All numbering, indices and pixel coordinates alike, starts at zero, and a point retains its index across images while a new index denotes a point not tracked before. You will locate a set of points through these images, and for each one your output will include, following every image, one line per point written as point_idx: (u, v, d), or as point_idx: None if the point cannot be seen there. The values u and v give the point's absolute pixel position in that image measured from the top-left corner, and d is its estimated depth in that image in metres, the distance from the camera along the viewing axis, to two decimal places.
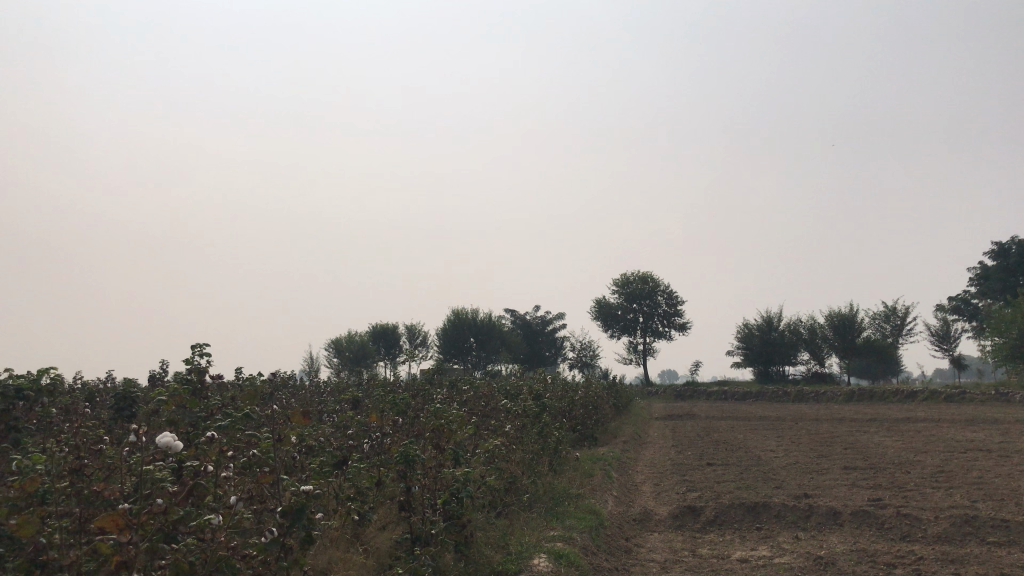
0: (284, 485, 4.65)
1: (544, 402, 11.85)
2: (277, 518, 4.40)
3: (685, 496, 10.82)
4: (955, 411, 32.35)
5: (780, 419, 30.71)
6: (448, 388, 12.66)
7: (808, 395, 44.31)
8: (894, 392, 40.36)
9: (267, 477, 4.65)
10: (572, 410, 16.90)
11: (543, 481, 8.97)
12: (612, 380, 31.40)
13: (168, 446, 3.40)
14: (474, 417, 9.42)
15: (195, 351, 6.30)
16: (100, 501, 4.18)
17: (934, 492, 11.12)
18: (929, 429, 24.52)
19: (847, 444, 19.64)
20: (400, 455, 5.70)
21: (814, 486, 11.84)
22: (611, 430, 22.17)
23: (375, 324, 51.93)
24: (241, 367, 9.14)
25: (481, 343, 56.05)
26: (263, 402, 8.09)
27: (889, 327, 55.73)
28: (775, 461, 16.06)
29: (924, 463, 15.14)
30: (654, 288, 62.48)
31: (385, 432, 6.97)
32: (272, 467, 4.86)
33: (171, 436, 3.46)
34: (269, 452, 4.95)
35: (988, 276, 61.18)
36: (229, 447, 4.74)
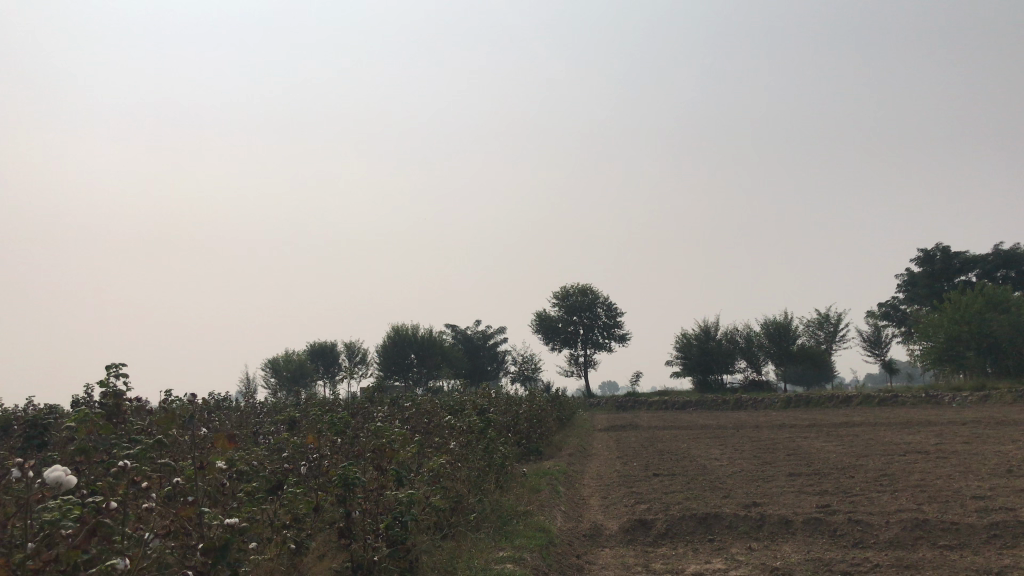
0: (206, 520, 4.20)
1: (488, 418, 11.56)
2: (196, 558, 3.95)
3: (634, 509, 10.62)
4: (888, 415, 33.01)
5: (722, 427, 30.88)
6: (389, 406, 12.27)
7: (747, 402, 44.85)
8: (830, 398, 41.05)
9: (187, 511, 4.21)
10: (516, 425, 16.64)
11: (490, 498, 8.64)
12: (555, 394, 31.25)
13: (59, 483, 2.98)
14: (417, 435, 9.08)
15: (111, 370, 5.80)
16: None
17: (881, 496, 11.12)
18: (867, 433, 24.90)
19: (789, 450, 19.76)
20: (340, 478, 5.33)
21: (762, 494, 11.75)
22: (556, 443, 21.97)
23: (313, 342, 50.98)
24: (166, 391, 8.62)
25: (421, 358, 55.45)
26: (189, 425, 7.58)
27: (823, 334, 56.84)
28: (720, 469, 16.01)
29: (867, 467, 15.22)
30: (594, 300, 62.77)
31: (322, 453, 6.56)
32: (195, 499, 4.41)
33: (62, 472, 3.03)
34: (190, 482, 4.50)
35: (915, 281, 62.95)
36: (143, 479, 4.27)
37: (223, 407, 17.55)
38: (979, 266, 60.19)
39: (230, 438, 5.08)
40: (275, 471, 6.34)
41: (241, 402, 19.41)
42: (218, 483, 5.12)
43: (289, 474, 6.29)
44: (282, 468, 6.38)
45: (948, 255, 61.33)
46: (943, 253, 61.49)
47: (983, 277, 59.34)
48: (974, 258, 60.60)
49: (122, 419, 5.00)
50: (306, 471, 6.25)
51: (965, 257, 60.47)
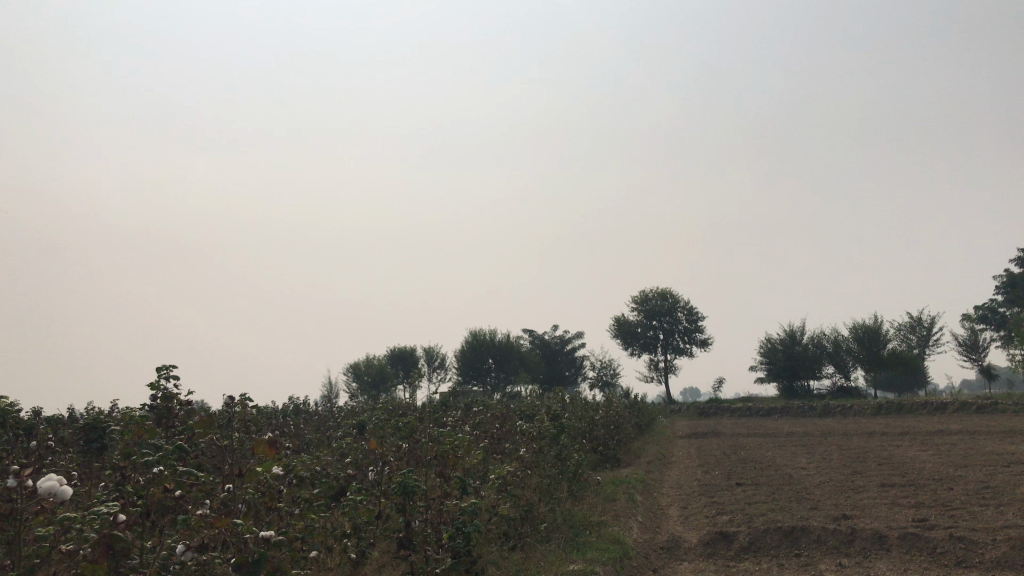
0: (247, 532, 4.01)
1: (562, 424, 11.24)
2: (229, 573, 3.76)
3: (714, 521, 10.14)
4: (988, 423, 31.40)
5: (809, 434, 29.82)
6: (461, 411, 12.06)
7: (834, 409, 43.32)
8: (923, 405, 39.27)
9: (225, 522, 4.03)
10: (593, 431, 16.30)
11: (562, 508, 8.29)
12: (635, 400, 30.73)
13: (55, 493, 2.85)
14: (486, 441, 8.84)
15: (167, 373, 5.72)
16: (28, 558, 3.60)
17: (983, 510, 10.35)
18: (965, 442, 23.66)
19: (881, 459, 18.86)
20: (399, 485, 5.11)
21: (853, 506, 11.11)
22: (634, 450, 21.46)
23: (392, 347, 51.51)
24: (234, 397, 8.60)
25: (500, 363, 55.41)
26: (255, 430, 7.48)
27: (915, 338, 54.56)
28: (807, 478, 15.31)
29: (967, 478, 14.33)
30: (674, 304, 61.76)
31: (386, 457, 6.36)
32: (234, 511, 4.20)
33: (58, 485, 2.87)
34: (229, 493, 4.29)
35: (1015, 283, 59.91)
36: (181, 488, 4.11)
37: (302, 412, 17.68)
38: None
39: (271, 444, 4.88)
40: (336, 477, 6.16)
41: (320, 407, 19.57)
42: (269, 489, 4.94)
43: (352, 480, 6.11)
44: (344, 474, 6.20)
45: None
46: None
47: None
48: None
49: (172, 424, 4.87)
50: (370, 476, 6.05)
51: None
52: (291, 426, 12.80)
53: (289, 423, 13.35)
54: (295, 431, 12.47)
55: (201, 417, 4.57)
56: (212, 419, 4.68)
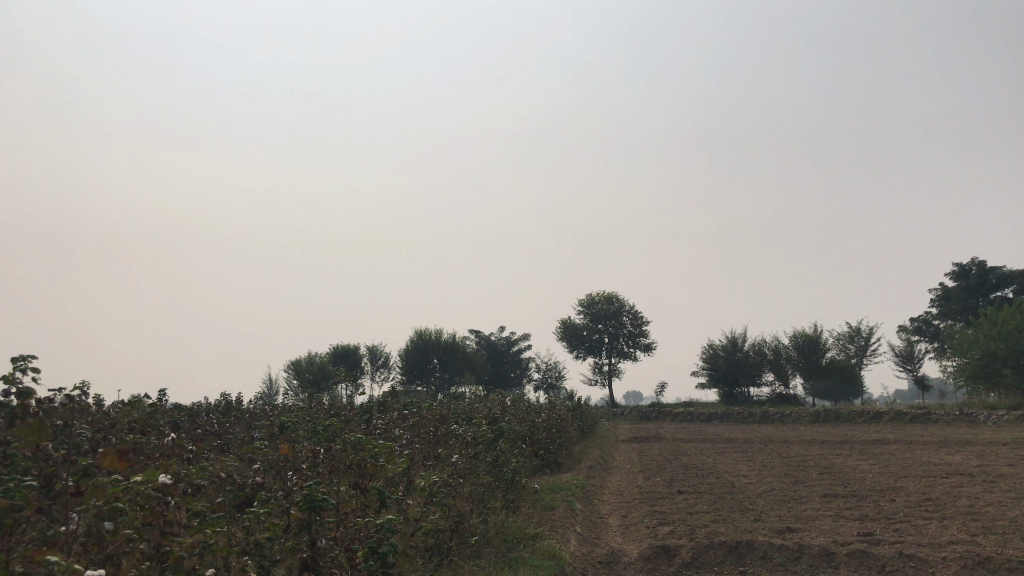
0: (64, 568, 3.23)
1: (500, 428, 10.69)
2: None
3: (656, 532, 9.72)
4: (923, 433, 31.78)
5: (751, 441, 29.80)
6: (394, 412, 11.45)
7: (774, 416, 43.62)
8: (859, 414, 39.71)
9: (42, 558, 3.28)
10: (533, 435, 15.81)
11: (496, 519, 7.71)
12: (578, 403, 30.41)
13: None
14: (416, 447, 8.26)
15: (25, 367, 4.93)
16: None
17: (928, 524, 10.13)
18: (902, 451, 23.80)
19: (822, 468, 18.75)
20: (306, 498, 4.53)
21: (797, 518, 10.81)
22: (577, 455, 21.00)
23: (335, 345, 50.49)
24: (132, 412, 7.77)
25: (444, 364, 54.67)
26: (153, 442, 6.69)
27: (853, 347, 55.23)
28: (749, 487, 15.03)
29: (908, 490, 14.19)
30: (619, 308, 61.79)
31: (298, 465, 5.72)
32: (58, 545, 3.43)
33: None
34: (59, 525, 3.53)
35: (949, 296, 61.21)
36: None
37: (233, 409, 16.89)
38: (1015, 281, 58.49)
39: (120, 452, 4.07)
40: (243, 484, 5.56)
41: (254, 404, 18.79)
42: (137, 506, 4.21)
43: (259, 489, 5.51)
44: (251, 480, 5.60)
45: (984, 270, 59.55)
46: (978, 267, 59.79)
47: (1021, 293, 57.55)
48: (1012, 273, 58.81)
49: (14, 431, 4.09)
50: (282, 484, 5.42)
51: (1002, 272, 58.60)
52: (215, 423, 12.06)
53: (212, 421, 12.57)
54: (217, 431, 11.70)
55: (28, 421, 3.80)
56: (48, 422, 3.90)
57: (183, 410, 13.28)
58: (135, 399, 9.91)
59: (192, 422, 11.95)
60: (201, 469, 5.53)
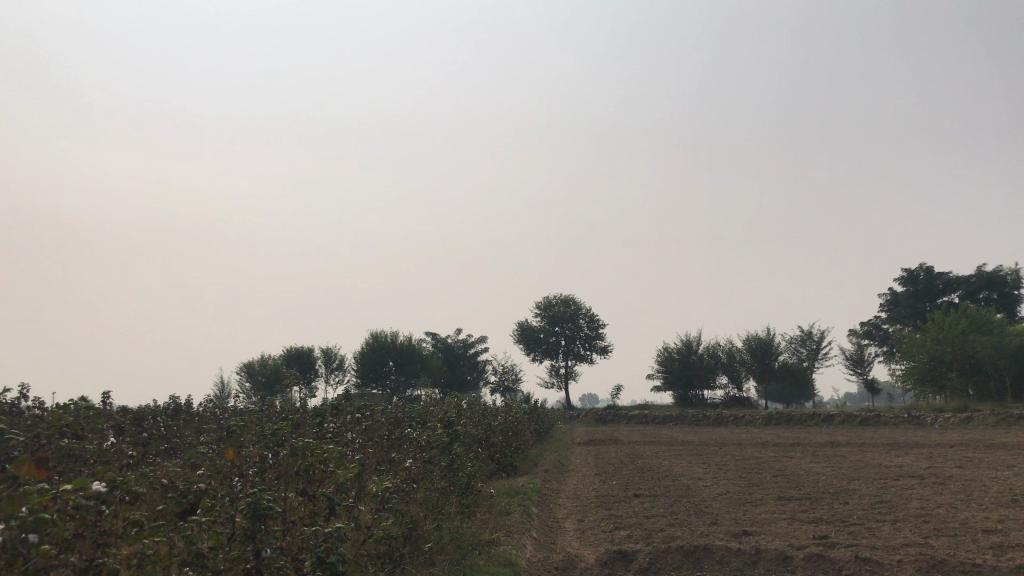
0: None
1: (456, 431, 10.50)
2: None
3: (612, 536, 9.63)
4: (872, 435, 32.27)
5: (706, 444, 29.97)
6: (347, 415, 11.21)
7: (728, 418, 44.03)
8: (811, 417, 40.22)
9: None
10: (489, 438, 15.65)
11: (451, 524, 7.52)
12: (534, 406, 30.32)
13: None
14: (369, 454, 8.05)
15: None
16: None
17: (882, 527, 10.18)
18: (853, 454, 24.08)
19: (776, 471, 18.88)
20: (250, 506, 4.32)
21: (753, 521, 10.80)
22: (533, 458, 20.87)
23: (289, 347, 49.77)
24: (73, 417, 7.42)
25: (400, 366, 54.23)
26: (93, 453, 6.42)
27: (805, 351, 55.98)
28: (704, 490, 15.04)
29: (861, 492, 14.31)
30: (576, 311, 61.93)
31: (245, 469, 5.48)
32: None
33: None
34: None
35: (898, 301, 62.44)
36: None
37: (182, 412, 16.46)
38: (961, 287, 59.87)
39: (44, 461, 3.83)
40: (187, 489, 5.34)
41: (205, 407, 18.37)
42: (66, 515, 3.97)
43: (203, 496, 5.29)
44: (195, 485, 5.38)
45: (932, 275, 60.87)
46: (926, 273, 61.09)
47: (967, 298, 58.94)
48: (959, 279, 60.23)
49: None
50: (228, 490, 5.20)
51: (949, 278, 60.01)
52: (161, 427, 11.70)
53: (159, 424, 12.20)
54: (163, 435, 11.34)
55: None
56: None
57: (128, 414, 12.86)
58: (74, 403, 9.54)
59: (136, 426, 11.57)
60: (143, 475, 5.31)
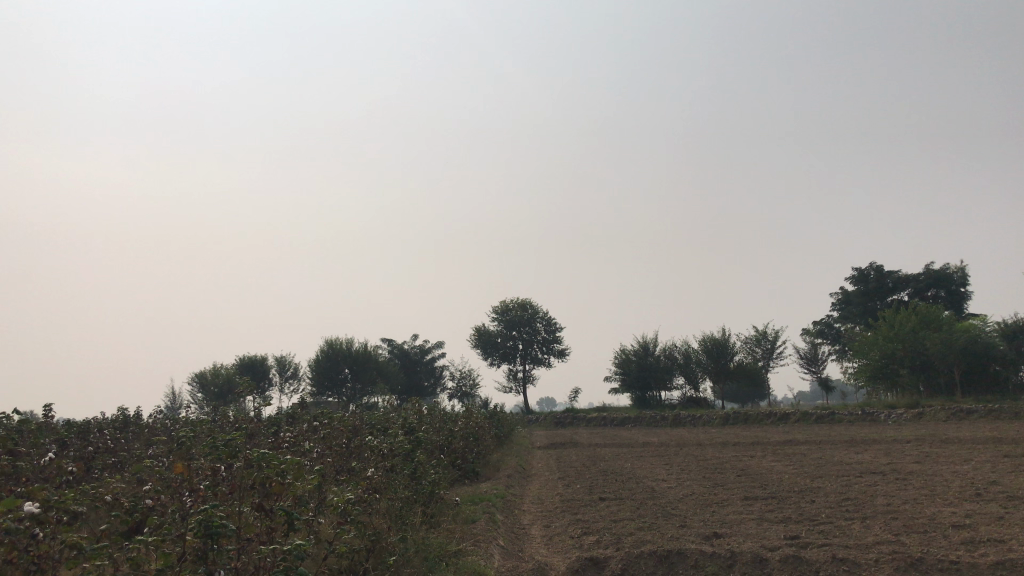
0: None
1: (418, 438, 10.15)
2: None
3: (581, 542, 9.38)
4: (829, 432, 32.57)
5: (666, 445, 29.91)
6: (302, 424, 10.80)
7: (686, 418, 44.16)
8: (767, 416, 40.51)
9: None
10: (451, 444, 15.32)
11: (415, 535, 7.16)
12: (494, 411, 30.00)
13: None
14: (327, 465, 7.67)
15: None
16: None
17: (852, 525, 10.08)
18: (813, 451, 24.21)
19: (738, 470, 18.86)
20: (201, 525, 3.93)
21: (721, 523, 10.64)
22: (493, 463, 20.51)
23: (242, 356, 48.75)
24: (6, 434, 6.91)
25: (356, 373, 53.48)
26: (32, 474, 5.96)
27: (760, 350, 56.49)
28: (670, 492, 14.86)
29: (825, 490, 14.25)
30: (533, 315, 61.78)
31: (197, 485, 5.08)
32: None
33: None
34: None
35: (849, 300, 63.42)
36: None
37: (129, 424, 15.82)
38: (910, 285, 61.02)
39: None
40: (133, 507, 4.92)
41: (153, 419, 17.73)
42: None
43: (150, 513, 4.88)
44: (140, 501, 4.97)
45: (882, 274, 61.96)
46: (876, 272, 62.15)
47: (916, 296, 60.12)
48: (907, 277, 61.42)
49: None
50: (179, 507, 4.80)
51: (898, 276, 61.14)
52: (107, 441, 11.15)
53: (105, 437, 11.64)
54: (109, 449, 10.79)
55: None
56: None
57: (70, 428, 12.24)
58: (10, 419, 9.00)
59: (79, 440, 11.02)
60: (82, 492, 4.87)
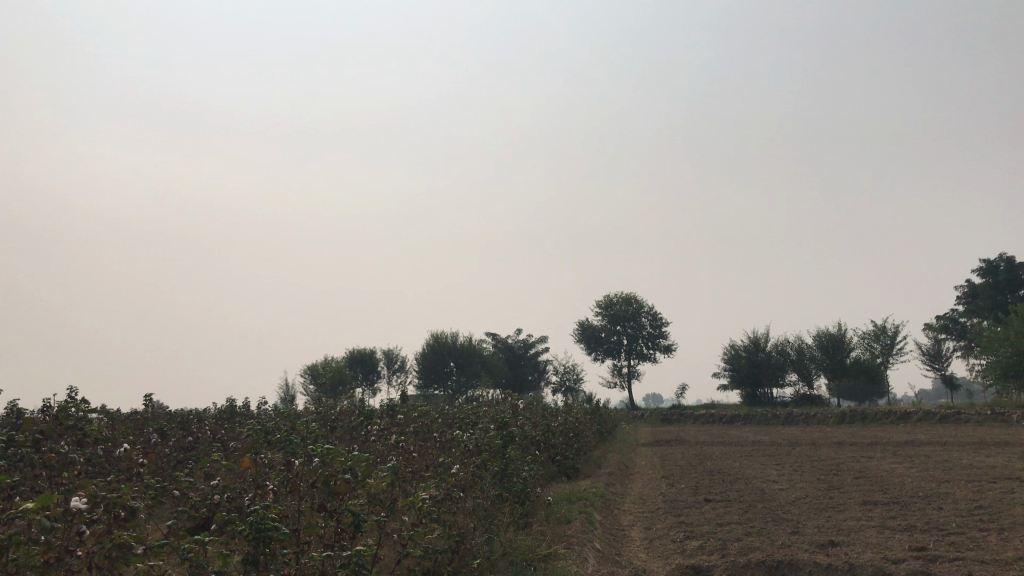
0: None
1: (511, 433, 9.77)
2: None
3: (683, 547, 8.80)
4: (956, 433, 30.57)
5: (777, 444, 28.69)
6: (393, 416, 10.57)
7: (798, 416, 42.46)
8: (886, 414, 38.45)
9: None
10: (548, 439, 14.92)
11: (504, 538, 6.75)
12: (596, 405, 29.43)
13: None
14: (412, 464, 7.38)
15: None
16: None
17: (988, 537, 9.14)
18: (938, 453, 22.69)
19: (856, 472, 17.74)
20: (252, 527, 3.67)
21: (839, 530, 9.83)
22: (595, 460, 19.97)
23: (351, 349, 49.76)
24: (94, 427, 6.93)
25: (461, 367, 53.82)
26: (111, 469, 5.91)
27: (879, 346, 53.79)
28: (781, 494, 14.01)
29: (955, 496, 13.13)
30: (638, 309, 60.73)
31: (264, 484, 4.84)
32: None
33: None
34: None
35: (976, 294, 59.70)
36: None
37: (237, 415, 16.07)
38: None
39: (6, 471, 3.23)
40: (201, 503, 4.70)
41: (261, 410, 18.03)
42: (38, 534, 3.35)
43: (217, 511, 4.67)
44: (208, 497, 4.78)
45: (1013, 266, 58.03)
46: (1007, 263, 58.20)
47: None
48: None
49: None
50: (245, 505, 4.56)
51: None
52: (204, 430, 11.23)
53: (204, 427, 11.77)
54: (206, 438, 10.86)
55: None
56: None
57: (174, 417, 12.44)
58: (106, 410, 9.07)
59: (180, 428, 11.14)
60: (148, 487, 4.71)
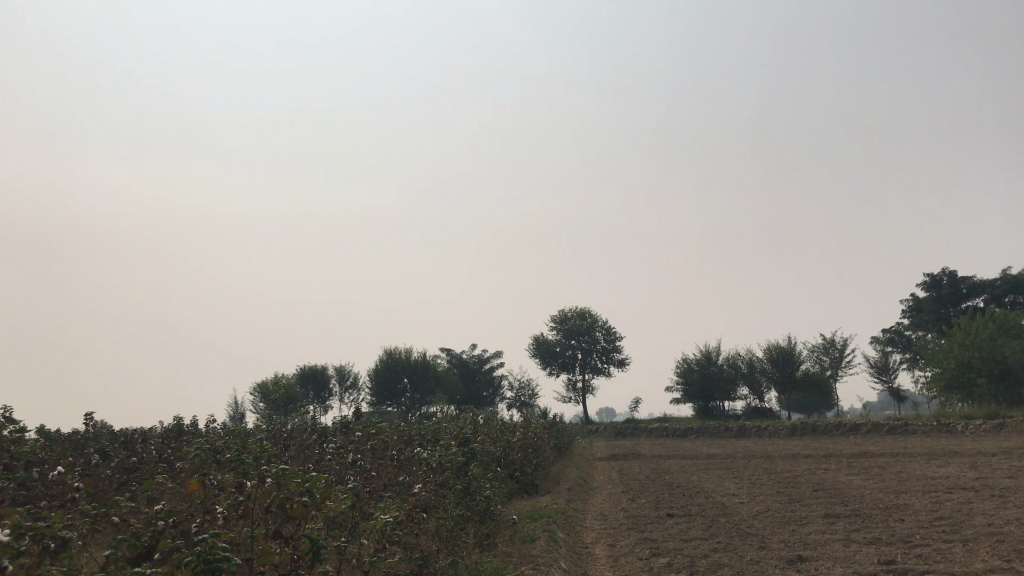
0: None
1: (472, 450, 9.45)
2: None
3: (650, 564, 8.57)
4: (905, 444, 30.99)
5: (732, 457, 28.76)
6: (348, 433, 10.16)
7: (750, 429, 42.73)
8: (837, 426, 38.87)
9: None
10: (507, 455, 14.60)
11: (467, 559, 6.40)
12: (553, 420, 29.19)
13: None
14: (371, 483, 7.00)
15: None
16: None
17: (954, 548, 9.06)
18: (890, 464, 22.89)
19: (814, 484, 17.73)
20: (199, 558, 3.31)
21: (806, 544, 9.68)
22: (553, 475, 19.70)
23: (303, 366, 48.89)
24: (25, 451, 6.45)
25: (415, 383, 53.23)
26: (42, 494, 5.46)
27: (828, 359, 54.54)
28: (742, 508, 13.88)
29: (913, 507, 13.12)
30: (592, 324, 60.80)
31: (213, 510, 4.45)
32: None
33: None
34: None
35: (921, 307, 60.95)
36: None
37: (183, 434, 15.45)
38: (986, 291, 58.43)
39: None
40: (144, 531, 4.31)
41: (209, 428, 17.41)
42: None
43: (161, 538, 4.27)
44: (152, 522, 4.40)
45: (955, 279, 59.43)
46: (950, 277, 59.55)
47: (992, 301, 57.59)
48: (983, 282, 58.79)
49: None
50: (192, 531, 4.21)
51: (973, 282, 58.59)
52: (149, 450, 10.68)
53: (147, 446, 11.21)
54: (150, 458, 10.31)
55: None
56: None
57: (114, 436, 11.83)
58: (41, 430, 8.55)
59: (122, 449, 10.59)
60: (84, 513, 4.32)
